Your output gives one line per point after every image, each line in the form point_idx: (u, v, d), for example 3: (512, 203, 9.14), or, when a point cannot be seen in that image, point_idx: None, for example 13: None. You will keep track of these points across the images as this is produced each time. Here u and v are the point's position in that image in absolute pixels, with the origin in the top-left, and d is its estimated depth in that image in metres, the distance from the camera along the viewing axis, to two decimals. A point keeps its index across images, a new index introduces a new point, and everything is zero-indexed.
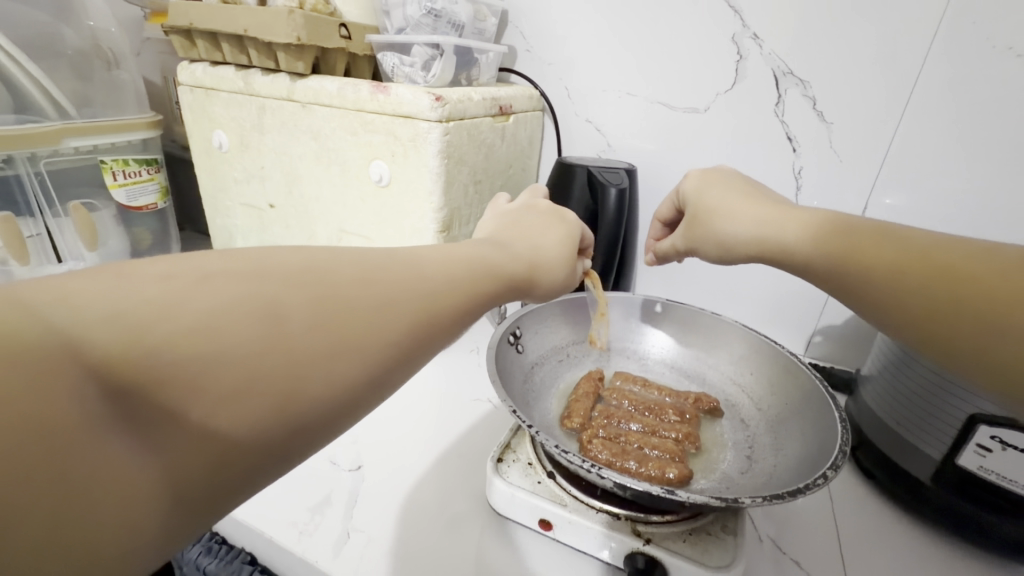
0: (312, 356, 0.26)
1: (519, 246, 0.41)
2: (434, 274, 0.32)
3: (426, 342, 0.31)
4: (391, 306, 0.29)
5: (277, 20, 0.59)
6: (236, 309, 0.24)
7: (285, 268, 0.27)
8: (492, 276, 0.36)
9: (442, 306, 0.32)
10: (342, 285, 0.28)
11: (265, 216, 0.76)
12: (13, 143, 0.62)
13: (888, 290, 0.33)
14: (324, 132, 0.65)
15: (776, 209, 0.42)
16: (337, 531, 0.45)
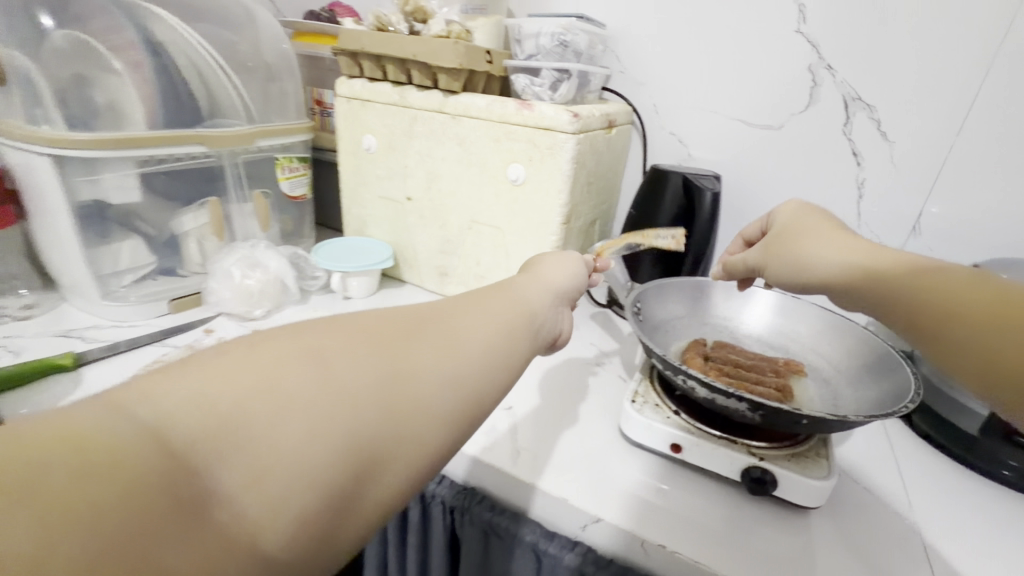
0: (367, 393, 0.28)
1: (528, 280, 0.49)
2: (459, 311, 0.38)
3: (481, 365, 0.35)
4: (420, 342, 0.32)
5: (445, 49, 0.73)
6: (289, 362, 0.27)
7: (324, 328, 0.31)
8: (511, 306, 0.42)
9: (475, 333, 0.36)
10: (376, 334, 0.31)
11: (402, 207, 0.91)
12: (225, 142, 0.77)
13: (911, 300, 0.38)
14: (469, 138, 0.79)
15: (845, 244, 0.51)
16: (510, 448, 0.59)
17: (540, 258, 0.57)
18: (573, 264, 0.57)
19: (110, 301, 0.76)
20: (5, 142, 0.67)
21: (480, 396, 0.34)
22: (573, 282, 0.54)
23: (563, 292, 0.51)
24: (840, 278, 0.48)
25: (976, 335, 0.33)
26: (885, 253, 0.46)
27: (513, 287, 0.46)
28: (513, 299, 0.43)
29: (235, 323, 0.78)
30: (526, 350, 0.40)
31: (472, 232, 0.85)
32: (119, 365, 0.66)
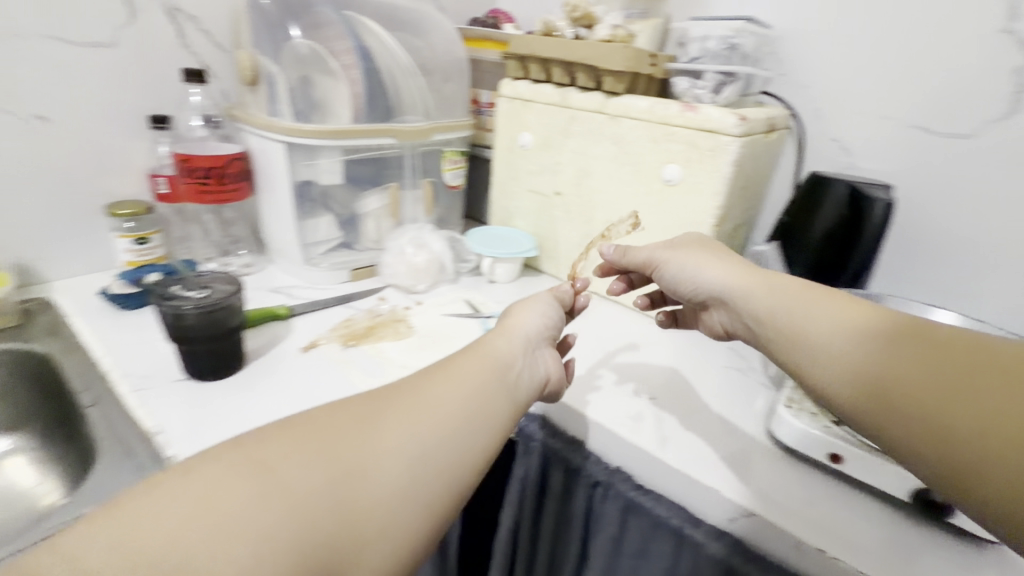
0: (307, 493, 0.34)
1: (498, 339, 0.54)
2: (416, 393, 0.44)
3: (430, 443, 0.41)
4: (367, 434, 0.39)
5: (614, 52, 0.78)
6: (230, 482, 0.32)
7: (283, 433, 0.37)
8: (472, 376, 0.48)
9: (432, 412, 0.43)
10: (317, 436, 0.38)
11: (549, 202, 0.96)
12: (408, 134, 0.88)
13: (872, 365, 0.38)
14: (626, 138, 0.82)
15: (733, 269, 0.54)
16: (657, 435, 0.62)
17: (514, 308, 0.62)
18: (543, 312, 0.61)
19: (308, 266, 0.90)
20: (249, 131, 0.83)
21: (434, 465, 0.40)
22: (542, 331, 0.59)
23: (529, 341, 0.56)
24: (763, 315, 0.48)
25: (940, 413, 0.34)
26: (800, 288, 0.48)
27: (473, 352, 0.52)
28: (481, 368, 0.49)
29: (402, 294, 0.89)
30: (490, 419, 0.46)
31: (617, 228, 0.89)
32: (318, 319, 0.79)
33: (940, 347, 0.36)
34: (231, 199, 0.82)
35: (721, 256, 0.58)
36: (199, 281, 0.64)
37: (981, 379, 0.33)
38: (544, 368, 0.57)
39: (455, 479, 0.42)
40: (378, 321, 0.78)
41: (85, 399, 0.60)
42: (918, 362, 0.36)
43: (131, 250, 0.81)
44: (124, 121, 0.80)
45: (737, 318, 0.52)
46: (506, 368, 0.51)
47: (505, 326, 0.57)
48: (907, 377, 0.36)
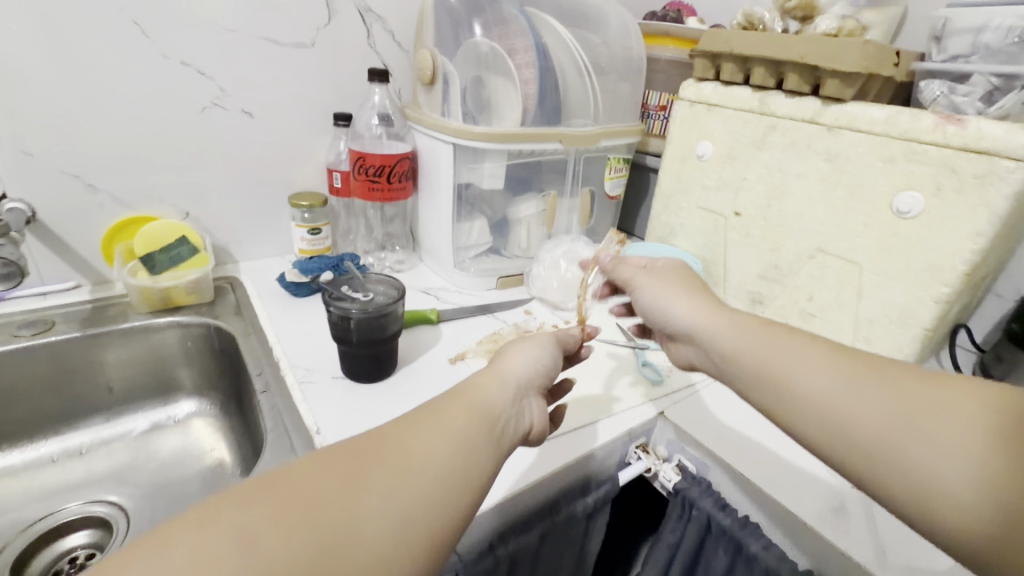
0: (295, 568, 0.28)
1: (484, 380, 0.45)
2: (397, 450, 0.36)
3: (411, 509, 0.34)
4: (366, 488, 0.33)
5: (848, 49, 0.63)
6: (189, 571, 0.26)
7: (225, 504, 0.30)
8: (467, 427, 0.40)
9: (414, 475, 0.35)
10: (303, 497, 0.31)
11: (725, 223, 0.83)
12: (577, 141, 0.82)
13: (907, 453, 0.37)
14: (847, 156, 0.67)
15: (702, 306, 0.54)
16: (872, 543, 0.48)
17: (502, 348, 0.52)
18: (541, 354, 0.51)
19: (458, 270, 0.89)
20: (420, 130, 0.83)
21: (417, 536, 0.33)
22: (536, 378, 0.49)
23: (522, 387, 0.47)
24: (751, 364, 0.47)
25: (978, 489, 0.34)
26: (774, 336, 0.47)
27: (477, 384, 0.45)
28: (477, 416, 0.41)
29: (548, 310, 0.84)
30: (484, 473, 0.38)
31: (814, 262, 0.73)
32: (465, 329, 0.76)
33: (966, 418, 0.36)
34: (397, 198, 0.83)
35: (686, 287, 0.57)
36: (365, 283, 0.64)
37: (1014, 452, 0.34)
38: (529, 421, 0.46)
39: (440, 552, 0.34)
40: (526, 340, 0.73)
41: (258, 384, 0.62)
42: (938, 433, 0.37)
43: (305, 239, 0.86)
44: (312, 118, 0.85)
45: (706, 355, 0.52)
46: (500, 419, 0.42)
47: (493, 363, 0.48)
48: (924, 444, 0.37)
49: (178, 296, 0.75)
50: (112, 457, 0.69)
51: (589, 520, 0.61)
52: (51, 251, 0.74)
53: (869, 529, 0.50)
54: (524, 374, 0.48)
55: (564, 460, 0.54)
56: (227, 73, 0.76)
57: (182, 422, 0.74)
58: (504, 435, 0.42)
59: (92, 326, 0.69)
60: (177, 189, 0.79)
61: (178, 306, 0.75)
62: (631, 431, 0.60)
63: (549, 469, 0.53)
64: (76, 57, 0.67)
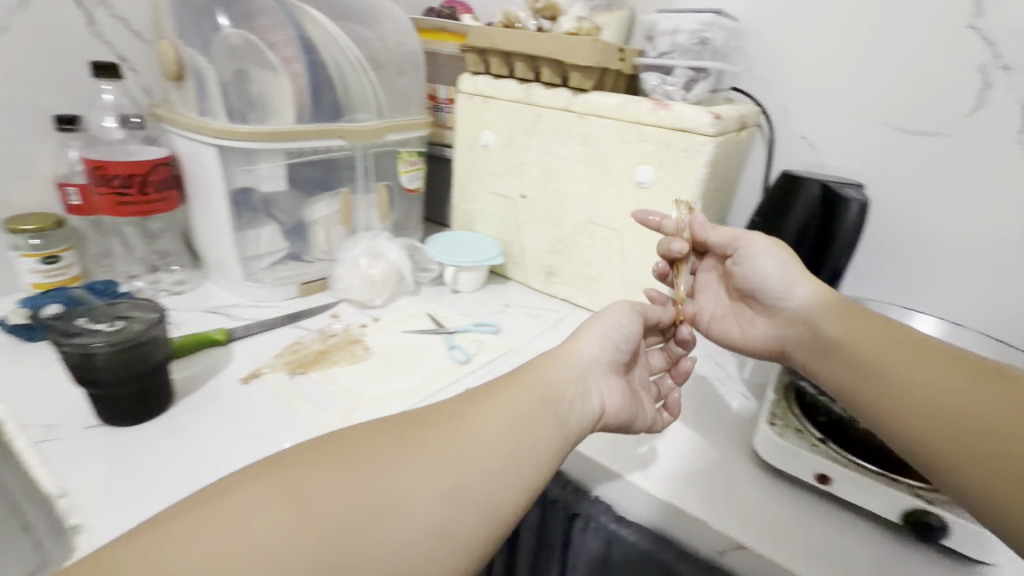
0: (344, 521, 0.34)
1: (549, 361, 0.53)
2: (455, 430, 0.43)
3: (458, 479, 0.40)
4: (414, 463, 0.39)
5: (582, 46, 0.73)
6: (266, 504, 0.33)
7: (312, 455, 0.38)
8: (518, 407, 0.47)
9: (466, 455, 0.41)
10: (364, 462, 0.38)
11: (516, 205, 0.91)
12: (360, 135, 0.81)
13: (920, 390, 0.44)
14: (596, 138, 0.77)
15: (823, 291, 0.58)
16: (637, 461, 0.58)
17: (586, 325, 0.58)
18: (613, 332, 0.57)
19: (250, 282, 0.82)
20: (177, 133, 0.74)
21: (461, 504, 0.39)
22: (603, 357, 0.56)
23: (585, 369, 0.54)
24: (825, 332, 0.55)
25: (958, 427, 0.40)
26: (851, 312, 0.54)
27: (527, 370, 0.51)
28: (536, 399, 0.48)
29: (357, 310, 0.82)
30: (535, 454, 0.45)
31: (587, 233, 0.84)
32: (261, 343, 0.71)
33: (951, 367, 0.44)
34: (156, 210, 0.73)
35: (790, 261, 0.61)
36: (110, 311, 0.55)
37: (995, 384, 0.40)
38: (600, 400, 0.54)
39: (487, 522, 0.40)
40: (330, 343, 0.71)
41: None
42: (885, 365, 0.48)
43: (37, 270, 0.71)
44: (24, 122, 0.69)
45: (805, 333, 0.58)
46: (558, 400, 0.49)
47: (570, 344, 0.56)
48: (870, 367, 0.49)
49: None
50: None
51: None
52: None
53: (659, 444, 0.60)
54: (592, 356, 0.55)
55: None
56: None
57: None
58: (564, 417, 0.49)
59: None
60: None
61: None
62: None
63: None
64: None
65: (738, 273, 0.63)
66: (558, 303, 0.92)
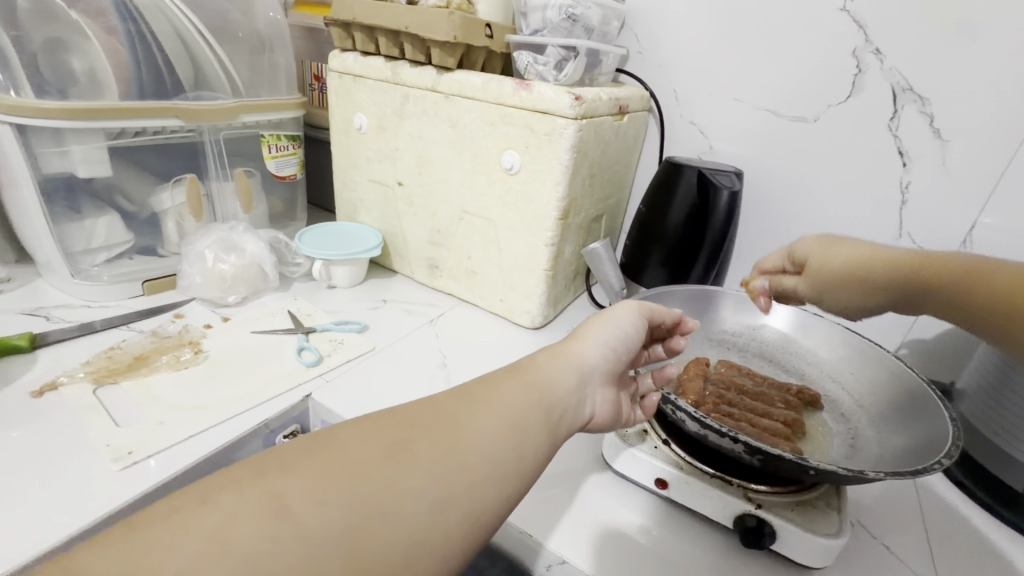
0: (334, 534, 0.28)
1: (553, 357, 0.45)
2: (449, 429, 0.36)
3: (452, 488, 0.33)
4: (410, 464, 0.33)
5: (439, 20, 0.67)
6: (248, 511, 0.27)
7: (292, 457, 0.31)
8: (519, 403, 0.40)
9: (464, 459, 0.35)
10: (355, 463, 0.32)
11: (393, 194, 0.85)
12: (205, 116, 0.73)
13: None
14: (463, 121, 0.72)
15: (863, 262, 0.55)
16: None
17: (592, 323, 0.49)
18: (614, 334, 0.48)
19: (80, 279, 0.73)
20: None
21: (452, 515, 0.33)
22: (605, 365, 0.47)
23: (587, 376, 0.45)
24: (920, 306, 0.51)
25: None
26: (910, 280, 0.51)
27: (542, 359, 0.44)
28: (539, 397, 0.41)
29: (208, 309, 0.75)
30: (532, 460, 0.38)
31: (463, 223, 0.79)
32: (74, 349, 0.63)
33: None
34: None
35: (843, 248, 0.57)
36: None
37: None
38: (592, 410, 0.46)
39: (476, 536, 0.34)
40: (156, 348, 0.63)
41: None
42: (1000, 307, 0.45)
43: None
44: None
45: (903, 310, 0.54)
46: (560, 399, 0.42)
47: (567, 344, 0.47)
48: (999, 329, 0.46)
49: None
50: None
51: None
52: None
53: (570, 447, 0.57)
54: (597, 362, 0.46)
55: (218, 442, 0.53)
56: None
57: None
58: (562, 422, 0.42)
59: None
60: None
61: None
62: (268, 421, 0.57)
63: (201, 457, 0.51)
64: None
65: (594, 268, 0.60)
66: (442, 298, 0.87)
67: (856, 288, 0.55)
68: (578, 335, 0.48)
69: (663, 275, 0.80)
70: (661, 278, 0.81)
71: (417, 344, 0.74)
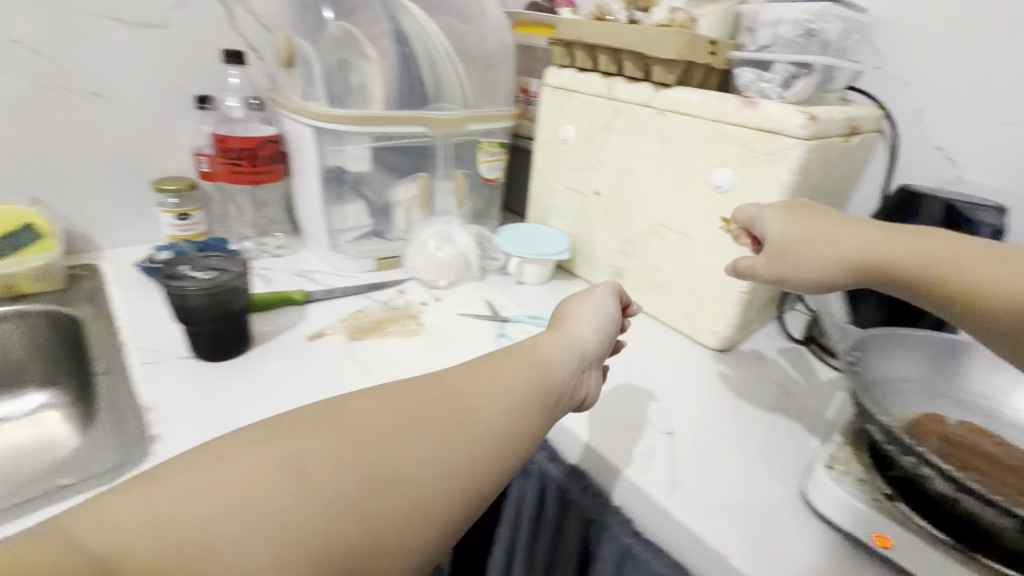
0: (337, 493, 0.32)
1: (554, 345, 0.50)
2: (450, 408, 0.39)
3: (450, 463, 0.37)
4: (415, 436, 0.36)
5: (666, 36, 0.69)
6: (259, 470, 0.31)
7: (306, 418, 0.35)
8: (512, 391, 0.43)
9: (468, 438, 0.38)
10: (358, 428, 0.35)
11: (589, 201, 0.89)
12: (445, 124, 0.85)
13: None
14: (674, 136, 0.73)
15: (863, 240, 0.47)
16: (665, 480, 0.54)
17: (568, 308, 0.57)
18: (599, 320, 0.56)
19: (334, 252, 0.89)
20: (285, 114, 0.83)
21: (454, 485, 0.36)
22: (599, 347, 0.54)
23: (586, 359, 0.51)
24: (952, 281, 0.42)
25: None
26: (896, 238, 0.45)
27: (535, 348, 0.49)
28: (531, 383, 0.45)
29: (423, 288, 0.87)
30: (528, 441, 0.42)
31: (657, 236, 0.80)
32: (332, 307, 0.78)
33: None
34: (262, 180, 0.83)
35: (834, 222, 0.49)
36: (207, 263, 0.63)
37: None
38: (587, 389, 0.52)
39: (474, 501, 0.38)
40: (387, 317, 0.76)
41: (99, 366, 0.62)
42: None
43: (173, 225, 0.86)
44: (176, 102, 0.83)
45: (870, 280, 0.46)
46: (553, 384, 0.46)
47: (562, 330, 0.53)
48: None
49: (21, 284, 0.71)
50: None
51: None
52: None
53: (761, 481, 0.55)
54: (590, 348, 0.52)
55: None
56: (61, 52, 0.73)
57: (31, 414, 0.71)
58: (559, 404, 0.47)
59: None
60: (26, 175, 0.76)
61: (23, 294, 0.72)
62: None
63: None
64: None
65: (813, 296, 0.58)
66: None
67: (834, 281, 0.48)
68: (562, 317, 0.56)
69: (879, 314, 0.72)
70: (875, 317, 0.73)
71: None
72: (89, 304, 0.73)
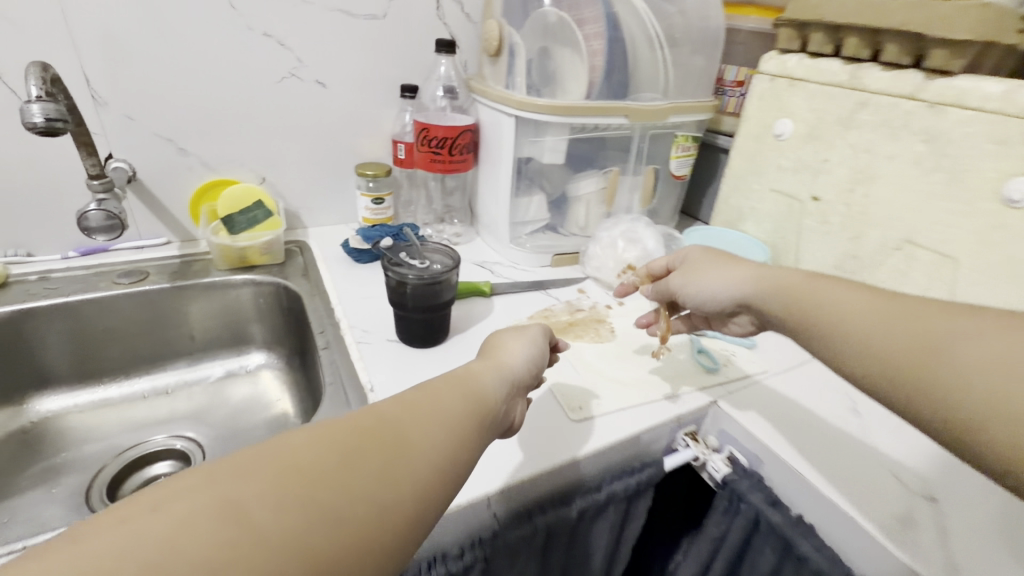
0: (289, 542, 0.24)
1: (488, 371, 0.43)
2: (409, 433, 0.32)
3: (404, 498, 0.29)
4: (366, 461, 0.29)
5: (962, 13, 0.55)
6: (188, 526, 0.23)
7: (219, 471, 0.26)
8: (462, 415, 0.36)
9: (422, 466, 0.31)
10: (306, 461, 0.28)
11: (802, 207, 0.78)
12: (649, 116, 0.79)
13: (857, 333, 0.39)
14: (950, 135, 0.60)
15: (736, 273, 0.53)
16: (944, 560, 0.45)
17: (501, 334, 0.50)
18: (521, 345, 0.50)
19: (513, 245, 0.88)
20: (483, 102, 0.82)
21: (405, 525, 0.29)
22: (528, 377, 0.47)
23: (516, 385, 0.45)
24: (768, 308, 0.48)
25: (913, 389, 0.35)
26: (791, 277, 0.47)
27: (472, 371, 0.42)
28: (457, 388, 0.38)
29: (603, 291, 0.83)
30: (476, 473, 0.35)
31: (900, 254, 0.67)
32: (517, 303, 0.77)
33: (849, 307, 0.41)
34: (456, 169, 0.84)
35: (717, 261, 0.56)
36: (422, 251, 0.65)
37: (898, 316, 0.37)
38: (515, 420, 0.45)
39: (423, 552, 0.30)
40: (576, 319, 0.73)
41: (319, 340, 0.66)
42: (951, 360, 0.33)
43: (369, 208, 0.90)
44: (382, 90, 0.87)
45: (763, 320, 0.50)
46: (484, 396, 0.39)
47: (492, 347, 0.48)
48: (903, 376, 0.35)
49: (253, 256, 0.79)
50: (191, 399, 0.76)
51: (630, 503, 0.58)
52: (139, 204, 0.79)
53: None
54: (516, 364, 0.45)
55: (648, 422, 0.56)
56: (300, 43, 0.79)
57: (252, 371, 0.80)
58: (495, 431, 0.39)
59: (177, 278, 0.75)
60: (257, 156, 0.84)
61: (253, 265, 0.80)
62: (680, 416, 0.58)
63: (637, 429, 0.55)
64: (170, 26, 0.72)
65: None
66: None
67: (726, 293, 0.53)
68: (515, 331, 0.51)
69: None
70: None
71: (816, 376, 0.67)
72: (304, 279, 0.79)
